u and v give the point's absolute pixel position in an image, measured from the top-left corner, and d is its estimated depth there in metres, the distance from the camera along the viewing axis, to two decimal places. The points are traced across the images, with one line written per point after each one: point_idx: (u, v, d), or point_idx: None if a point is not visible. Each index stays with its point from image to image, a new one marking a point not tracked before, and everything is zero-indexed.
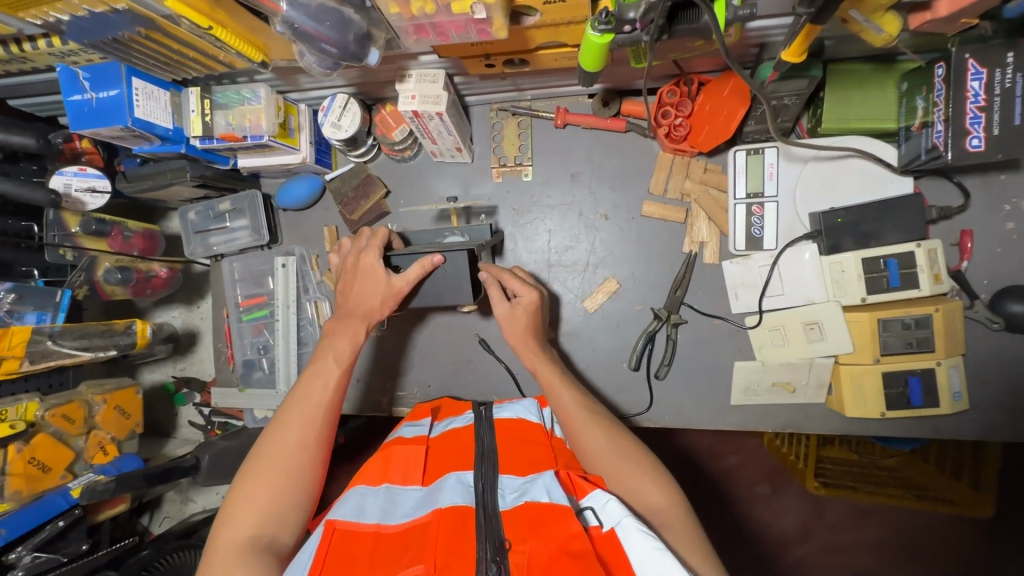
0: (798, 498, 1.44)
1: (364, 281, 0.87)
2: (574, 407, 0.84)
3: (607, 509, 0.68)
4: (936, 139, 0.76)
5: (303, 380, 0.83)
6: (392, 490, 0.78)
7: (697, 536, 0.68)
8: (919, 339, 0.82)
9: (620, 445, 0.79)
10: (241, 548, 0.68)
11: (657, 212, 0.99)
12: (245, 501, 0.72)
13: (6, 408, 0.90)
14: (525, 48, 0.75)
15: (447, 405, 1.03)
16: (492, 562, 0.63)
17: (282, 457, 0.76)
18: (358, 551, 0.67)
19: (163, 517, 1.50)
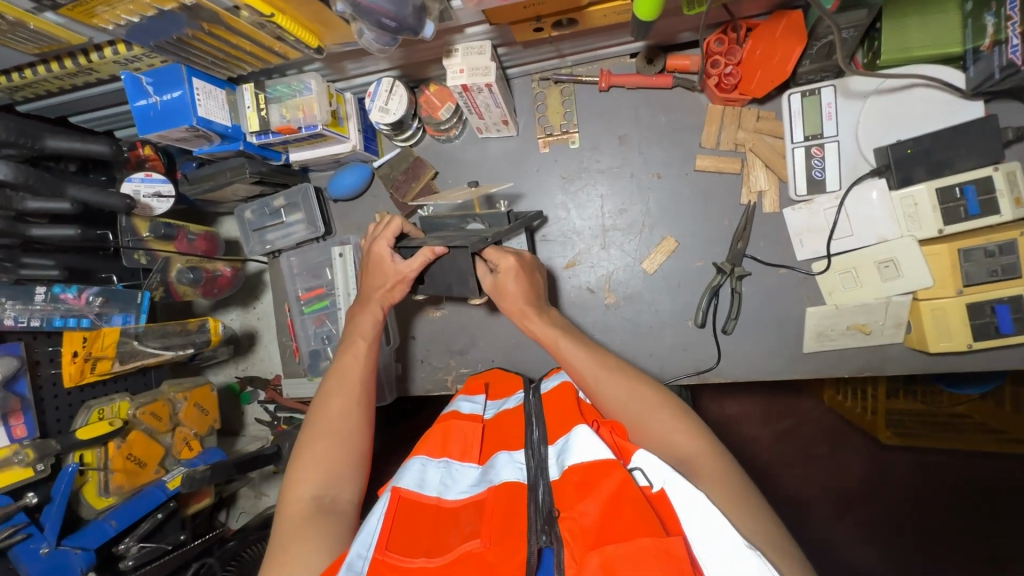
0: (868, 452, 1.41)
1: (374, 269, 0.93)
2: (587, 366, 0.84)
3: (652, 468, 0.67)
4: (1012, 54, 0.73)
5: (338, 355, 0.88)
6: (451, 466, 0.79)
7: (729, 476, 0.68)
8: (1005, 267, 0.80)
9: (639, 395, 0.80)
10: (306, 509, 0.71)
11: (712, 165, 0.98)
12: (303, 469, 0.75)
13: (103, 407, 0.94)
14: (576, 5, 0.75)
15: (497, 379, 1.02)
16: (543, 533, 0.65)
17: (329, 424, 0.79)
18: (424, 521, 0.71)
19: (240, 512, 1.56)
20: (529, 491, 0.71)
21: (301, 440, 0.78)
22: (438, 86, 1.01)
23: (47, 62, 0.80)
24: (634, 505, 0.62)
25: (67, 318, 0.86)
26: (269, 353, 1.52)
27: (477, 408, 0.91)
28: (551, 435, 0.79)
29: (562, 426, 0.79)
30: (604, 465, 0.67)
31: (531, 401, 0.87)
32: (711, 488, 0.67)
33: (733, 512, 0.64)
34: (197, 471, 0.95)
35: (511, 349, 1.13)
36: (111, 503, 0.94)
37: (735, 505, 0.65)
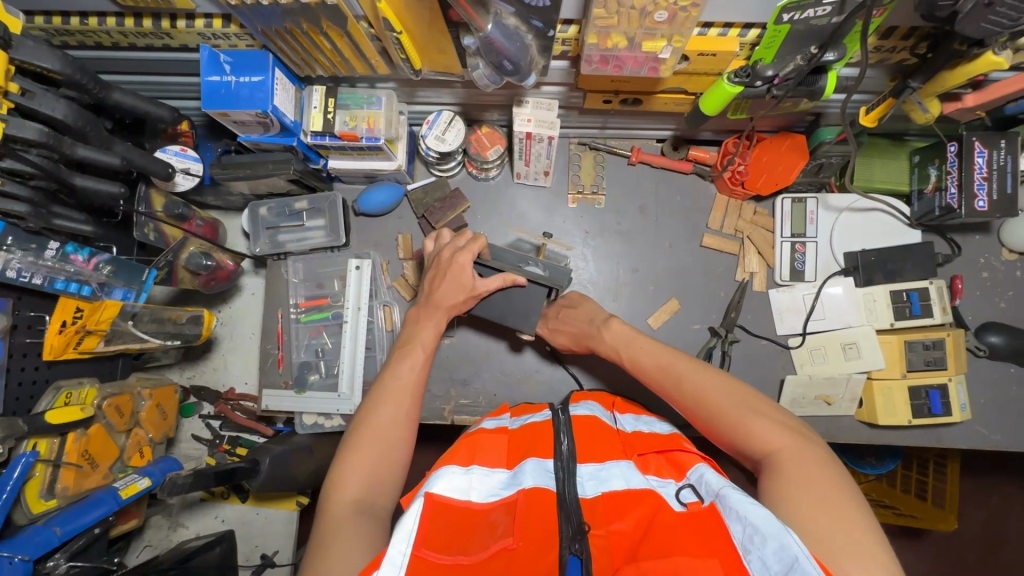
0: None
1: (452, 278, 0.91)
2: (660, 363, 0.84)
3: (705, 484, 0.68)
4: (950, 200, 0.98)
5: (394, 360, 0.85)
6: (477, 473, 0.71)
7: (822, 475, 0.64)
8: (935, 358, 1.02)
9: (729, 391, 0.76)
10: (350, 510, 0.68)
11: (716, 244, 1.14)
12: (350, 469, 0.72)
13: (70, 389, 0.83)
14: (650, 90, 0.88)
15: (523, 407, 0.95)
16: (574, 540, 0.63)
17: (381, 428, 0.76)
18: (453, 525, 0.64)
19: (144, 546, 1.32)
20: (560, 498, 0.67)
21: (349, 437, 0.76)
22: (491, 129, 1.10)
23: (123, 16, 0.78)
24: (675, 526, 0.61)
25: (69, 282, 0.77)
26: (224, 363, 1.36)
27: (504, 423, 0.86)
28: (582, 454, 0.76)
29: (593, 447, 0.77)
30: (639, 493, 0.68)
31: (562, 415, 0.81)
32: (793, 488, 0.63)
33: (837, 513, 0.59)
34: (181, 475, 0.87)
35: (513, 385, 1.14)
36: (50, 508, 0.80)
37: (834, 505, 0.60)
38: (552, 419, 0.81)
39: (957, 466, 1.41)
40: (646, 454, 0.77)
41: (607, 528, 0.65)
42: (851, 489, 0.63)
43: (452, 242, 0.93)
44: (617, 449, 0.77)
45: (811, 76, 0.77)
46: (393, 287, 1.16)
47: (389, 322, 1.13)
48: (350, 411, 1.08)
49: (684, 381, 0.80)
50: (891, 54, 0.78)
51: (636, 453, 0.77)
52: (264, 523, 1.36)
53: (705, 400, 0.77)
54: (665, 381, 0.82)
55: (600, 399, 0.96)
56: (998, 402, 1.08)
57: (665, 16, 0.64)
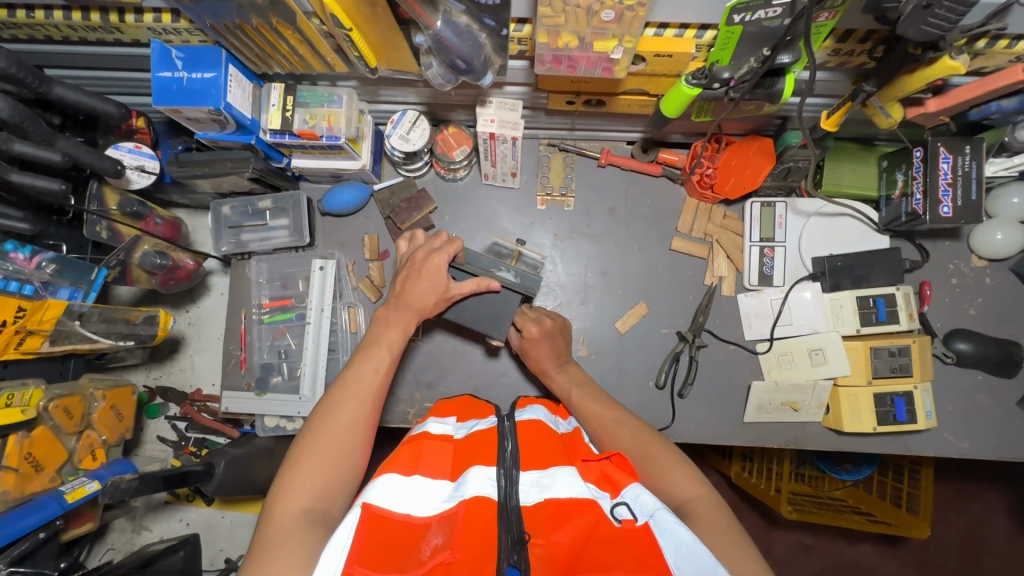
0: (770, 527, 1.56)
1: (427, 280, 0.86)
2: (595, 409, 0.88)
3: (640, 503, 0.67)
4: (915, 205, 0.97)
5: (356, 361, 0.81)
6: (419, 484, 0.70)
7: (728, 527, 0.67)
8: (901, 365, 1.01)
9: (646, 442, 0.80)
10: (295, 521, 0.65)
11: (685, 247, 1.13)
12: (299, 476, 0.69)
13: (12, 391, 0.80)
14: (612, 91, 0.87)
15: (464, 407, 0.92)
16: (513, 551, 0.62)
17: (335, 435, 0.73)
18: (390, 538, 0.64)
19: (106, 549, 1.29)
20: (501, 507, 0.66)
21: (299, 443, 0.73)
22: (457, 129, 1.09)
23: (69, 9, 0.76)
24: (611, 545, 0.63)
25: (10, 281, 0.75)
26: (192, 364, 1.35)
27: (449, 430, 0.82)
28: (525, 460, 0.73)
29: (538, 453, 0.75)
30: (582, 503, 0.67)
31: (506, 421, 0.79)
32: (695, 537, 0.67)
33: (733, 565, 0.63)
34: (125, 479, 0.86)
35: (479, 388, 1.13)
36: None
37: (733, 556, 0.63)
38: (497, 426, 0.80)
39: (931, 473, 1.40)
40: (588, 459, 0.76)
41: (546, 537, 0.64)
42: (747, 539, 0.66)
43: (427, 244, 0.90)
44: (559, 455, 0.76)
45: (769, 78, 0.76)
46: (358, 287, 1.15)
47: (353, 324, 1.12)
48: (311, 414, 1.06)
49: (611, 433, 0.84)
50: (850, 58, 0.77)
51: (579, 460, 0.76)
52: (230, 526, 1.34)
53: (627, 453, 0.81)
54: (595, 432, 0.86)
55: (548, 404, 0.92)
56: (966, 410, 1.07)
57: (612, 15, 0.63)
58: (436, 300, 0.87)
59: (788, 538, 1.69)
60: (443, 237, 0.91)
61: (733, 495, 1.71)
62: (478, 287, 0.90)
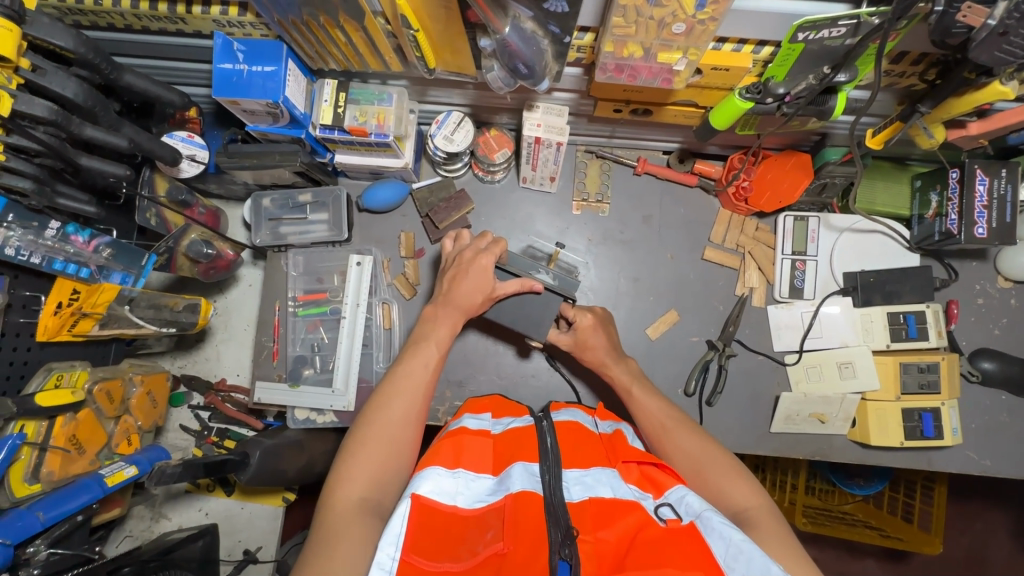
0: None
1: (474, 279, 0.88)
2: (658, 411, 0.88)
3: (684, 505, 0.68)
4: (950, 225, 0.99)
5: (405, 356, 0.84)
6: (463, 477, 0.72)
7: (787, 538, 0.68)
8: (929, 382, 1.03)
9: (707, 447, 0.81)
10: (354, 510, 0.67)
11: (717, 257, 1.14)
12: (355, 466, 0.72)
13: (61, 372, 0.81)
14: (662, 101, 0.89)
15: (498, 405, 0.95)
16: (563, 545, 0.60)
17: (388, 428, 0.75)
18: (440, 529, 0.65)
19: (125, 536, 1.29)
20: (547, 502, 0.66)
21: (354, 434, 0.75)
22: (500, 132, 1.10)
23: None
24: (660, 542, 0.61)
25: (69, 263, 0.75)
26: (217, 354, 1.35)
27: (485, 425, 0.85)
28: (565, 459, 0.75)
29: (577, 453, 0.78)
30: (627, 503, 0.68)
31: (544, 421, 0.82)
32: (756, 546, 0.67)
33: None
34: (169, 465, 0.85)
35: (509, 388, 1.14)
36: (34, 492, 0.79)
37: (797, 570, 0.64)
38: (535, 425, 0.82)
39: (945, 491, 1.42)
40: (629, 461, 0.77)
41: (594, 534, 0.64)
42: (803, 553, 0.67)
43: (473, 245, 0.92)
44: (599, 456, 0.77)
45: (822, 96, 0.78)
46: (393, 284, 1.15)
47: (388, 320, 1.13)
48: (343, 407, 1.07)
49: (671, 432, 0.85)
50: (900, 79, 0.80)
51: (619, 460, 0.77)
52: (248, 518, 1.34)
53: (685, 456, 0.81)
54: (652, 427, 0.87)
55: (582, 408, 0.94)
56: (989, 429, 1.09)
57: (683, 28, 0.65)
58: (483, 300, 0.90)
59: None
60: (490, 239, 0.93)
61: None
62: (522, 287, 0.93)
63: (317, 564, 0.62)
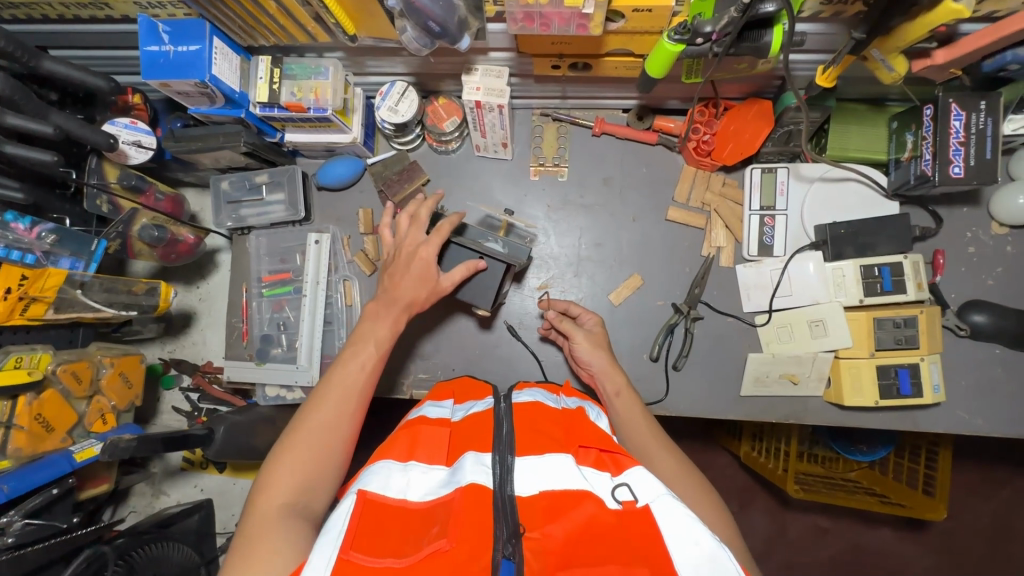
0: (762, 516, 1.66)
1: (416, 273, 0.88)
2: (646, 432, 0.87)
3: (641, 484, 0.67)
4: (925, 167, 0.91)
5: (343, 358, 0.85)
6: (415, 470, 0.71)
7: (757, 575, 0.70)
8: (906, 337, 0.97)
9: (686, 471, 0.82)
10: (277, 515, 0.68)
11: (682, 217, 1.10)
12: (282, 471, 0.73)
13: (21, 355, 0.86)
14: (596, 53, 0.85)
15: (462, 390, 0.93)
16: (507, 543, 0.61)
17: (319, 432, 0.76)
18: (387, 524, 0.65)
19: (129, 511, 1.36)
20: (496, 496, 0.66)
21: (285, 439, 0.76)
22: (448, 101, 1.07)
23: None
24: (612, 533, 0.61)
25: (11, 250, 0.81)
26: (203, 338, 1.40)
27: (445, 413, 0.83)
28: (520, 444, 0.72)
29: (535, 435, 0.74)
30: (576, 494, 0.65)
31: (501, 405, 0.80)
32: None
33: None
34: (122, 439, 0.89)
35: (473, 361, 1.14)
36: (4, 467, 0.85)
37: None
38: (492, 408, 0.80)
39: (950, 454, 1.34)
40: (587, 445, 0.75)
41: (541, 530, 0.62)
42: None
43: (415, 239, 0.91)
44: (555, 440, 0.73)
45: (755, 30, 0.73)
46: (354, 261, 1.16)
47: (349, 297, 1.14)
48: (307, 383, 1.08)
49: (652, 452, 0.85)
50: (845, 6, 0.73)
51: (576, 445, 0.74)
52: (241, 493, 1.39)
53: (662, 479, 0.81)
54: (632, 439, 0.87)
55: (548, 386, 0.93)
56: (981, 386, 1.02)
57: None
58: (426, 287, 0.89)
59: (803, 521, 1.65)
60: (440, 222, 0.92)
61: (744, 476, 1.68)
62: (466, 269, 0.91)
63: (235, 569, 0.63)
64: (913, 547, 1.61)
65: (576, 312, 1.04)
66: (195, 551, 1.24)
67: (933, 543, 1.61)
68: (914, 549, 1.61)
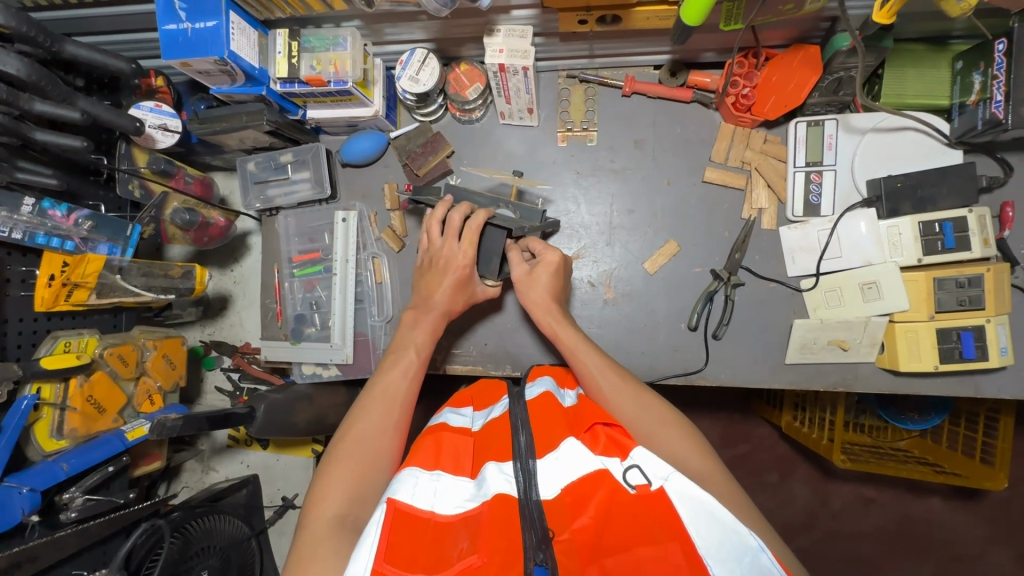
0: (805, 486, 1.61)
1: (437, 275, 0.95)
2: (600, 374, 0.84)
3: (652, 466, 0.65)
4: (995, 109, 0.83)
5: (385, 366, 0.88)
6: (442, 479, 0.69)
7: (744, 502, 0.68)
8: (971, 297, 0.90)
9: (653, 410, 0.80)
10: (329, 527, 0.68)
11: (720, 178, 1.04)
12: (331, 484, 0.73)
13: (69, 339, 0.90)
14: (626, 3, 0.80)
15: (480, 391, 0.91)
16: (538, 549, 0.59)
17: (366, 440, 0.78)
18: (416, 540, 0.62)
19: (182, 486, 1.43)
20: (522, 502, 0.64)
21: (331, 452, 0.77)
22: (470, 66, 1.03)
23: None
24: (635, 523, 0.61)
25: (51, 237, 0.84)
26: (241, 320, 1.43)
27: (466, 421, 0.81)
28: (538, 446, 0.70)
29: (552, 430, 0.71)
30: (593, 476, 0.65)
31: (516, 406, 0.76)
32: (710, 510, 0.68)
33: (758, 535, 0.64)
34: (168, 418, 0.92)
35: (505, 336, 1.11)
36: (63, 447, 0.89)
37: (758, 527, 0.65)
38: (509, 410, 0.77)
39: (1012, 421, 1.27)
40: (593, 427, 0.74)
41: (570, 529, 0.62)
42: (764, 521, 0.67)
43: (449, 246, 0.94)
44: (564, 425, 0.72)
45: None
46: (381, 238, 1.14)
47: (379, 274, 1.13)
48: (342, 361, 1.09)
49: (614, 398, 0.82)
50: None
51: (583, 430, 0.73)
52: (284, 468, 1.43)
53: (631, 422, 0.79)
54: (594, 389, 0.84)
55: (557, 373, 0.91)
56: None
57: None
58: (452, 277, 0.94)
59: (848, 492, 1.60)
60: (467, 222, 0.93)
61: (784, 446, 1.63)
62: (474, 245, 0.93)
63: None
64: (968, 517, 1.55)
65: (539, 249, 0.97)
66: (244, 523, 1.28)
67: (990, 512, 1.54)
68: (969, 518, 1.55)
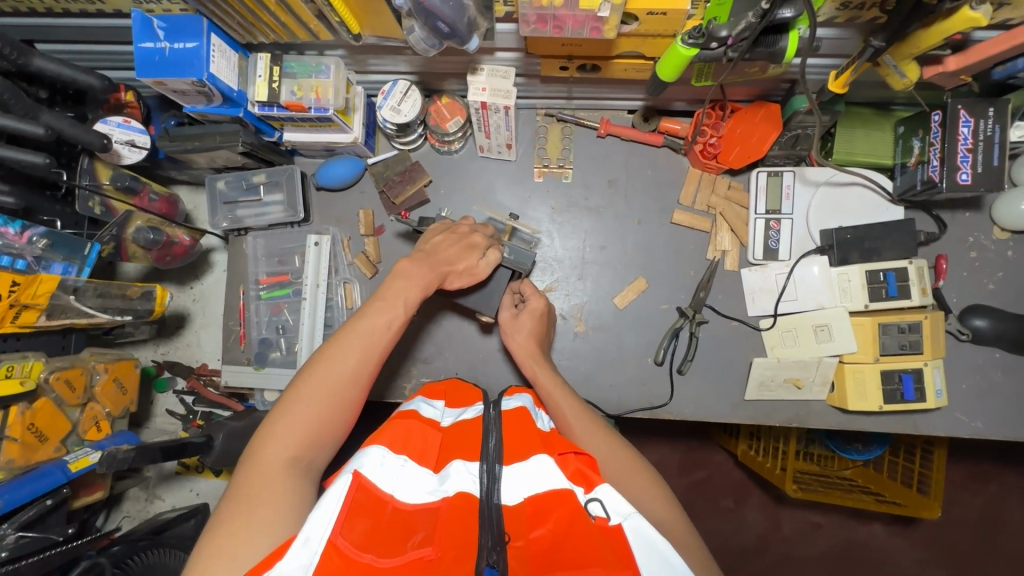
0: (758, 513, 1.67)
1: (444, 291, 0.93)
2: (573, 415, 0.86)
3: (614, 501, 0.65)
4: (932, 172, 0.91)
5: (368, 307, 0.81)
6: (411, 467, 0.67)
7: (701, 554, 0.69)
8: (911, 342, 0.98)
9: (622, 454, 0.81)
10: (282, 468, 0.68)
11: (686, 220, 1.09)
12: (289, 422, 0.71)
13: (12, 363, 0.83)
14: (606, 54, 0.85)
15: (454, 389, 0.91)
16: (492, 551, 0.60)
17: (334, 384, 0.74)
18: (376, 524, 0.61)
19: (123, 516, 1.35)
20: (482, 504, 0.65)
21: (296, 385, 0.74)
22: (451, 100, 1.05)
23: None
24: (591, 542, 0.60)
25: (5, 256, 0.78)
26: (198, 340, 1.37)
27: (436, 414, 0.80)
28: (509, 452, 0.70)
29: (525, 440, 0.72)
30: (557, 493, 0.64)
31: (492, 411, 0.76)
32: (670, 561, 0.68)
33: None
34: (121, 450, 0.88)
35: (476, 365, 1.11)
36: None
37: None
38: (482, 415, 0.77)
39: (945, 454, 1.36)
40: (566, 454, 0.73)
41: (526, 537, 0.62)
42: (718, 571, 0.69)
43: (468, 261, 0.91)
44: (539, 441, 0.72)
45: (770, 36, 0.72)
46: (354, 263, 1.13)
47: (349, 300, 1.11)
48: None
49: (586, 439, 0.83)
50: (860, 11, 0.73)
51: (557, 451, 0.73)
52: None
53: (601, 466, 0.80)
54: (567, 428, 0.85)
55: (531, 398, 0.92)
56: (981, 389, 1.03)
57: None
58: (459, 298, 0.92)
59: (798, 519, 1.66)
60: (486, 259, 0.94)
61: (740, 473, 1.68)
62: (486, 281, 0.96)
63: (230, 518, 0.63)
64: (906, 543, 1.64)
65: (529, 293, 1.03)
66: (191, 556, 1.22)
67: (925, 538, 1.64)
68: (907, 544, 1.64)
